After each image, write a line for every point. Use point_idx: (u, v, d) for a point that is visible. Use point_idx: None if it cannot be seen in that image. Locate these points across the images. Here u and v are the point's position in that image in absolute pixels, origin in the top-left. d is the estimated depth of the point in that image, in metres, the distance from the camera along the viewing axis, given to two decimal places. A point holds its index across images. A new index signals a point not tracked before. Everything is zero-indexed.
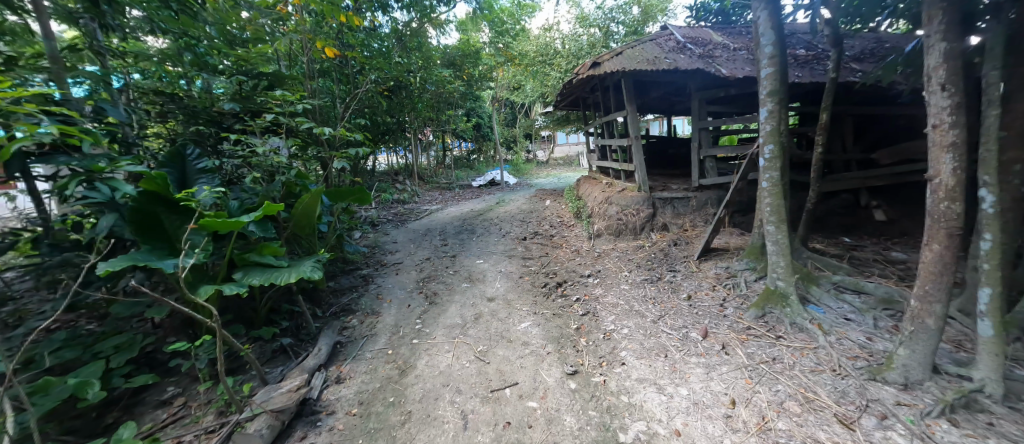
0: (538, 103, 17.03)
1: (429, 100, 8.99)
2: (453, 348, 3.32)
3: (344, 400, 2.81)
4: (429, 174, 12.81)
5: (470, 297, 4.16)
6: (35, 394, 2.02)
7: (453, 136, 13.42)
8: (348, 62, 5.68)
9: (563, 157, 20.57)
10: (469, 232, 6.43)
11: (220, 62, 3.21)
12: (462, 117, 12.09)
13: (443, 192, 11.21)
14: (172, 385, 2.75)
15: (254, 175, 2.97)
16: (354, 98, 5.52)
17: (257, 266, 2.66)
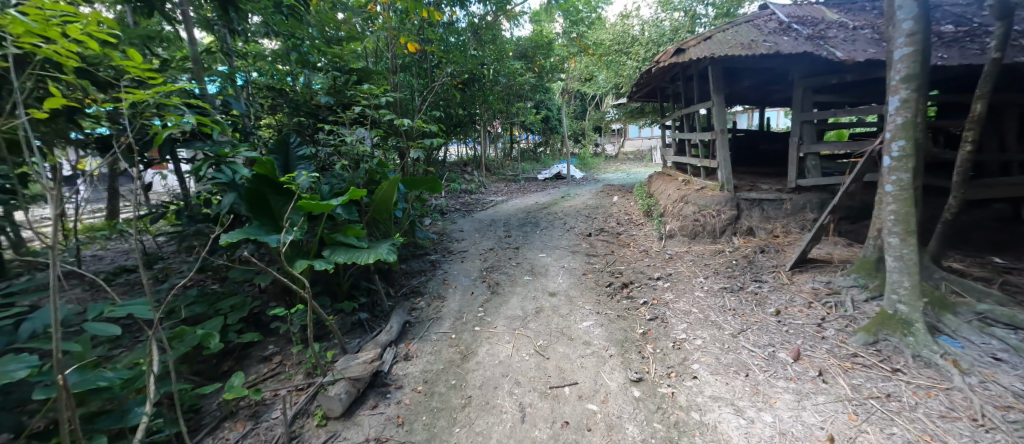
0: (609, 95, 16.52)
1: (501, 93, 9.15)
2: (513, 340, 3.35)
3: (411, 376, 2.99)
4: (496, 166, 13.04)
5: (532, 290, 4.17)
6: (174, 340, 2.46)
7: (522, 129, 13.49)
8: (427, 56, 6.01)
9: (633, 151, 19.78)
10: (534, 225, 6.45)
11: (318, 61, 3.90)
12: (531, 110, 12.14)
13: (508, 184, 11.32)
14: (273, 344, 3.17)
15: (342, 163, 3.31)
16: (430, 90, 5.81)
17: (342, 245, 2.95)
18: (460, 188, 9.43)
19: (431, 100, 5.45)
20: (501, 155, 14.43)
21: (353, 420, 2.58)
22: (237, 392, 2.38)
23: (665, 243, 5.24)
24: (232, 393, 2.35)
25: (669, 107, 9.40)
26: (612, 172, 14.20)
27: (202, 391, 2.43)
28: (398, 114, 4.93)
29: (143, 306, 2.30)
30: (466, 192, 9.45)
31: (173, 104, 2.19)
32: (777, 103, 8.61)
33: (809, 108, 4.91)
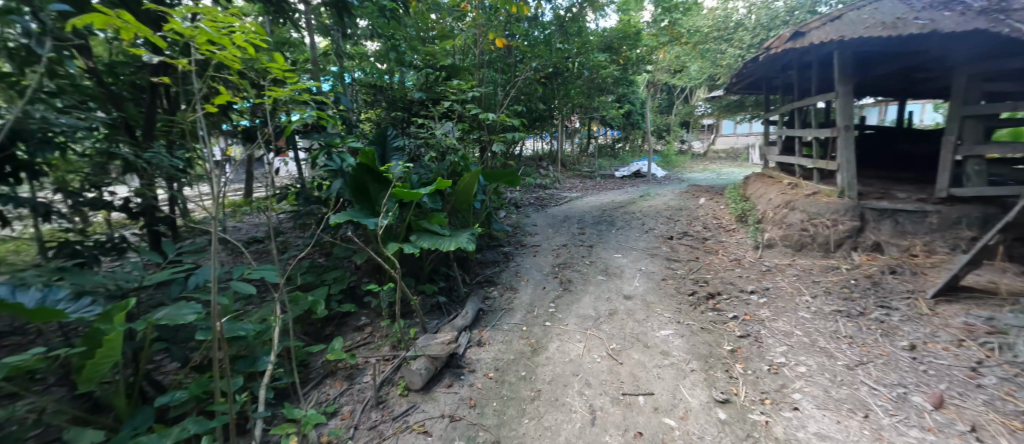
0: (701, 88, 15.34)
1: (584, 86, 8.95)
2: (584, 339, 3.29)
3: (483, 362, 3.12)
4: (571, 162, 12.81)
5: (605, 290, 4.03)
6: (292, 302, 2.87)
7: (603, 124, 13.01)
8: (512, 51, 6.15)
9: (726, 150, 18.14)
10: (611, 223, 6.22)
11: (413, 59, 4.41)
12: (614, 104, 11.68)
13: (584, 181, 11.02)
14: (365, 316, 3.54)
15: (431, 155, 3.58)
16: (513, 84, 5.91)
17: (427, 232, 3.20)
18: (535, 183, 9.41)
19: (514, 95, 5.54)
20: (581, 150, 14.07)
21: (430, 395, 2.78)
22: (337, 355, 2.70)
23: (763, 254, 4.65)
24: (333, 355, 2.68)
25: (777, 99, 8.33)
26: (701, 171, 13.07)
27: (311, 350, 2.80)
28: (482, 109, 5.10)
29: (272, 271, 2.72)
30: (540, 187, 9.41)
31: (304, 98, 2.65)
32: (926, 94, 7.13)
33: (976, 101, 4.02)
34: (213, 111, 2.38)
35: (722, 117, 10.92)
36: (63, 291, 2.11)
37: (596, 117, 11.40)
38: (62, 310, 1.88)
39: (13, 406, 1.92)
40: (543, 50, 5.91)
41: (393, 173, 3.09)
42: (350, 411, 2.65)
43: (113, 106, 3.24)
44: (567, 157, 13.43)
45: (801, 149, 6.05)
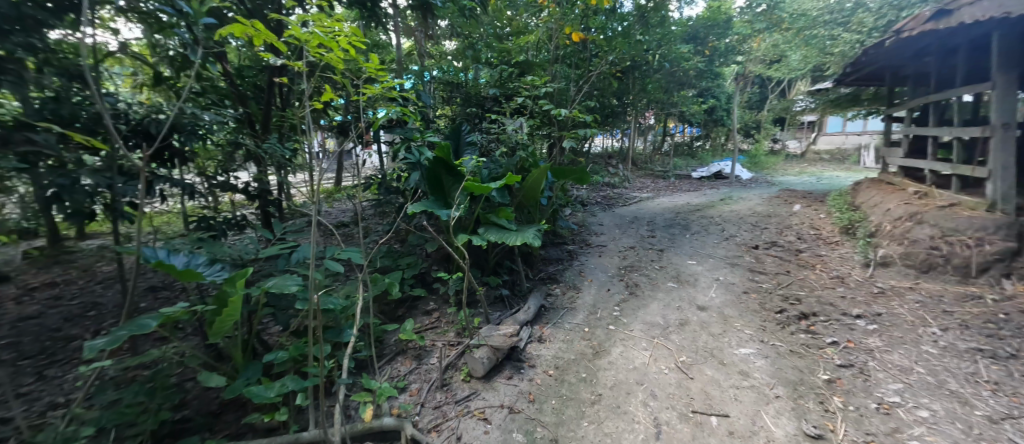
0: (803, 80, 13.70)
1: (662, 79, 8.42)
2: (651, 348, 3.11)
3: (543, 358, 3.11)
4: (643, 161, 12.19)
5: (676, 298, 3.77)
6: (372, 282, 3.09)
7: (683, 120, 12.15)
8: (587, 46, 6.02)
9: (830, 150, 16.03)
10: (685, 226, 5.81)
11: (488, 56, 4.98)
12: (696, 99, 10.84)
13: (656, 181, 10.40)
14: (433, 301, 3.74)
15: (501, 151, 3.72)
16: (585, 79, 5.80)
17: (495, 226, 3.32)
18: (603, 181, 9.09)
19: (587, 89, 5.43)
20: (656, 147, 13.29)
21: (490, 384, 2.84)
22: (408, 336, 2.86)
23: (874, 274, 3.99)
24: (404, 335, 2.85)
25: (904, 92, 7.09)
26: (796, 174, 11.64)
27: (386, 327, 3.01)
28: (553, 104, 5.07)
29: (357, 252, 2.95)
30: (608, 186, 9.07)
31: (394, 95, 2.92)
32: None
33: None
34: (319, 107, 2.56)
35: (828, 113, 9.61)
36: (201, 258, 2.56)
37: (675, 113, 10.70)
38: (200, 273, 2.27)
39: (165, 348, 2.36)
40: (618, 42, 5.72)
41: (465, 167, 3.22)
42: (418, 389, 2.81)
43: (242, 105, 4.09)
44: (639, 155, 12.78)
45: (935, 150, 5.20)
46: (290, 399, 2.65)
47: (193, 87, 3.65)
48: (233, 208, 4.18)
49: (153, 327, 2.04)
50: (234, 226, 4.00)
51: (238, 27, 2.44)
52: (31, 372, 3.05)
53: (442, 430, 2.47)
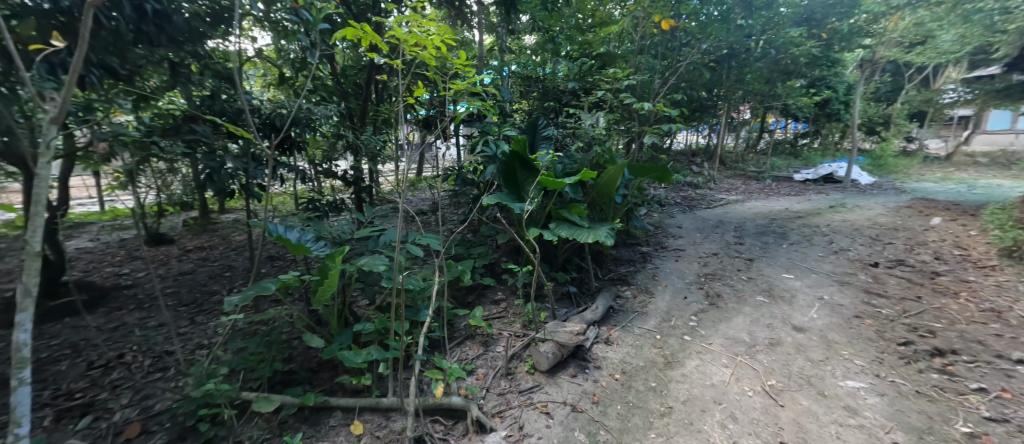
0: (951, 68, 11.48)
1: (770, 70, 7.50)
2: (732, 365, 2.86)
3: (609, 360, 3.03)
4: (734, 160, 11.23)
5: (765, 314, 3.43)
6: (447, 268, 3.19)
7: (786, 115, 10.93)
8: (677, 34, 5.66)
9: (983, 151, 13.30)
10: (780, 235, 5.25)
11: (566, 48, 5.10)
12: (807, 92, 9.61)
13: (748, 182, 9.50)
14: (501, 292, 3.84)
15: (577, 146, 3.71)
16: (673, 70, 5.48)
17: (567, 222, 3.33)
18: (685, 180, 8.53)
19: (674, 81, 5.13)
20: (751, 145, 12.12)
21: (554, 379, 2.84)
22: (477, 321, 2.91)
23: None
24: (473, 321, 2.92)
25: None
26: (933, 180, 9.83)
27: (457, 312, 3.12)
28: (635, 98, 4.87)
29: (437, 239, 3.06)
30: (691, 185, 8.49)
31: (480, 89, 3.02)
32: None
33: None
34: (412, 102, 2.73)
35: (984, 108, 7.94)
36: (309, 234, 2.87)
37: (777, 107, 9.66)
38: (308, 248, 2.56)
39: (278, 310, 2.69)
40: (712, 31, 5.32)
41: (540, 162, 3.27)
42: (484, 374, 2.91)
43: (346, 101, 4.73)
44: (729, 153, 11.77)
45: None
46: (372, 368, 2.87)
47: (308, 86, 4.40)
48: (333, 192, 4.68)
49: (272, 290, 2.34)
50: (333, 209, 4.47)
51: (352, 27, 2.70)
52: (187, 317, 3.71)
53: (505, 417, 2.54)
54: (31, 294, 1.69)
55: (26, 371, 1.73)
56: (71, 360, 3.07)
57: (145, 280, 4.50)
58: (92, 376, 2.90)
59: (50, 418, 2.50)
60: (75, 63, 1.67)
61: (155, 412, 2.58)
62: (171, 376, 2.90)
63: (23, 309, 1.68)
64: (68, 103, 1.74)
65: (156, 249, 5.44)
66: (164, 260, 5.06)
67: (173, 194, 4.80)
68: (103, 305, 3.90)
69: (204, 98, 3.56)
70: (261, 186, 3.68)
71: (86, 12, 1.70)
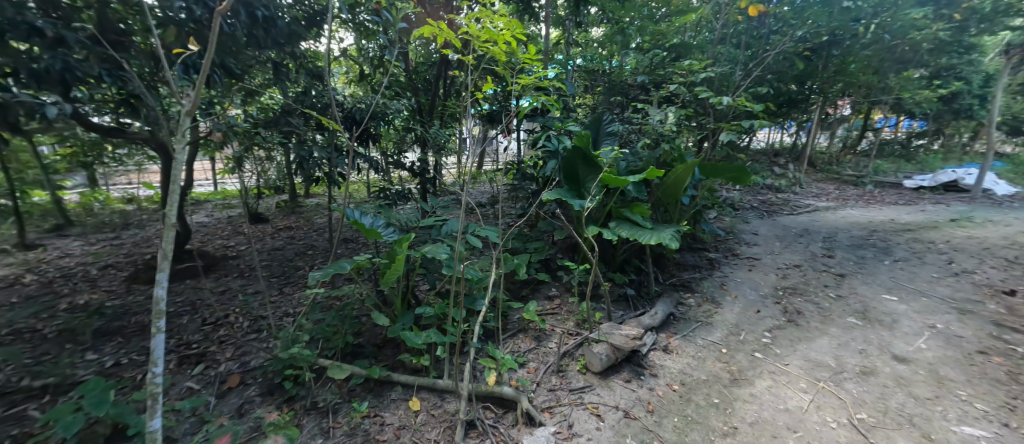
0: None
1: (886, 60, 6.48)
2: (812, 391, 2.58)
3: (667, 369, 2.87)
4: (826, 162, 10.15)
5: (856, 339, 3.06)
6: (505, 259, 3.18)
7: (895, 113, 9.63)
8: (766, 21, 5.17)
9: None
10: (880, 250, 4.64)
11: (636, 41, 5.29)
12: (928, 86, 8.32)
13: (843, 187, 8.55)
14: (555, 288, 3.80)
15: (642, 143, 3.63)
16: (759, 61, 5.02)
17: (628, 221, 3.25)
18: (765, 182, 7.88)
19: (758, 73, 4.70)
20: (848, 145, 10.88)
21: (607, 382, 2.75)
22: (530, 315, 2.88)
23: None
24: (527, 314, 2.89)
25: None
26: None
27: (513, 305, 3.10)
28: (713, 91, 4.56)
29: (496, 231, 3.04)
30: (771, 188, 7.82)
31: (547, 84, 3.03)
32: None
33: None
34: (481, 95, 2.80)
35: None
36: (380, 221, 3.01)
37: (884, 103, 8.55)
38: (379, 232, 2.74)
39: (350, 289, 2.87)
40: (808, 16, 4.80)
41: (604, 159, 3.24)
42: (535, 368, 2.88)
43: (416, 96, 4.90)
44: (821, 154, 10.65)
45: None
46: (430, 350, 2.95)
47: (384, 82, 4.68)
48: (401, 182, 4.89)
49: (347, 269, 2.49)
50: (401, 197, 4.67)
51: (428, 25, 2.87)
52: (278, 286, 4.07)
53: (554, 413, 2.50)
54: (167, 256, 1.59)
55: (161, 318, 1.64)
56: (190, 315, 3.51)
57: (247, 252, 5.03)
58: (204, 330, 3.29)
59: (174, 363, 2.88)
60: (204, 65, 1.54)
61: (250, 366, 2.86)
62: (264, 336, 3.19)
63: (160, 268, 1.60)
64: (200, 96, 1.62)
65: (255, 226, 6.07)
66: (261, 236, 5.62)
67: (267, 178, 5.32)
68: (216, 271, 4.43)
69: (298, 94, 3.96)
70: (341, 174, 3.98)
71: (215, 18, 1.60)
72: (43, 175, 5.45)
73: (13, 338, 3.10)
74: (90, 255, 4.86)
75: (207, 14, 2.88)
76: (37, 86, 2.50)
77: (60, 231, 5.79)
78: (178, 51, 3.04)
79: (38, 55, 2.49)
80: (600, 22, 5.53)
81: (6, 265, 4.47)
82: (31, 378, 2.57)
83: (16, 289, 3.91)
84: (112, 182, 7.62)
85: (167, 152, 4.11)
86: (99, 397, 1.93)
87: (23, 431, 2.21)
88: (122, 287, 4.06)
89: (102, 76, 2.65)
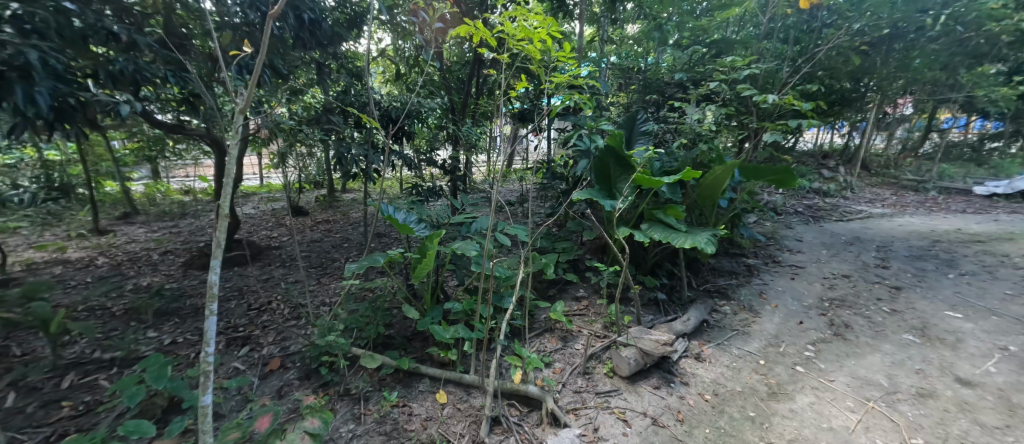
0: None
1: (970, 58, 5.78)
2: (860, 411, 2.42)
3: (699, 378, 2.76)
4: (882, 165, 9.51)
5: (912, 358, 2.84)
6: (533, 258, 3.16)
7: (964, 113, 8.87)
8: (818, 14, 4.87)
9: None
10: (942, 263, 4.29)
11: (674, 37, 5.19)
12: (1006, 84, 7.60)
13: (901, 193, 7.98)
14: (583, 288, 3.74)
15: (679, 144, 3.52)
16: (809, 57, 4.74)
17: (661, 223, 3.17)
18: (812, 185, 7.47)
19: (808, 70, 4.45)
20: (908, 148, 10.12)
21: (635, 387, 2.67)
22: (557, 315, 2.84)
23: None
24: (554, 314, 2.85)
25: None
26: None
27: (540, 304, 3.08)
28: (757, 89, 4.35)
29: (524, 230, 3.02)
30: (818, 192, 7.40)
31: (582, 82, 2.99)
32: None
33: None
34: (514, 94, 2.79)
35: None
36: (413, 216, 3.05)
37: (951, 103, 7.90)
38: (411, 228, 2.78)
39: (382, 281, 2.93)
40: (868, 8, 4.49)
41: (637, 159, 3.17)
42: (561, 369, 2.84)
43: (450, 95, 4.94)
44: (876, 156, 9.97)
45: None
46: (457, 344, 2.96)
47: (419, 81, 4.77)
48: (432, 179, 4.94)
49: (380, 262, 2.53)
50: (432, 194, 4.73)
51: (465, 25, 2.92)
52: (317, 277, 4.20)
53: (579, 415, 2.45)
54: (221, 245, 1.56)
55: (215, 301, 1.63)
56: (238, 300, 3.69)
57: (289, 243, 5.23)
58: (250, 315, 3.44)
59: (222, 344, 3.04)
60: (256, 66, 1.49)
61: (291, 351, 2.96)
62: (304, 323, 3.30)
63: (215, 255, 1.57)
64: (253, 97, 1.58)
65: (296, 219, 6.32)
66: (302, 228, 5.83)
67: (308, 172, 5.52)
68: (261, 259, 4.63)
69: (338, 93, 4.07)
70: (376, 170, 4.08)
71: (267, 20, 1.56)
72: (113, 167, 5.91)
73: (86, 314, 3.36)
74: (152, 240, 5.20)
75: (260, 18, 3.02)
76: (113, 86, 2.68)
77: (126, 219, 6.25)
78: (234, 53, 3.18)
79: (114, 57, 2.69)
80: (636, 19, 5.41)
81: (80, 248, 4.88)
82: (102, 352, 2.87)
83: (89, 270, 4.22)
84: (171, 174, 8.15)
85: (221, 147, 4.29)
86: (158, 372, 2.03)
87: (94, 398, 2.47)
88: (178, 271, 4.29)
89: (167, 77, 2.83)
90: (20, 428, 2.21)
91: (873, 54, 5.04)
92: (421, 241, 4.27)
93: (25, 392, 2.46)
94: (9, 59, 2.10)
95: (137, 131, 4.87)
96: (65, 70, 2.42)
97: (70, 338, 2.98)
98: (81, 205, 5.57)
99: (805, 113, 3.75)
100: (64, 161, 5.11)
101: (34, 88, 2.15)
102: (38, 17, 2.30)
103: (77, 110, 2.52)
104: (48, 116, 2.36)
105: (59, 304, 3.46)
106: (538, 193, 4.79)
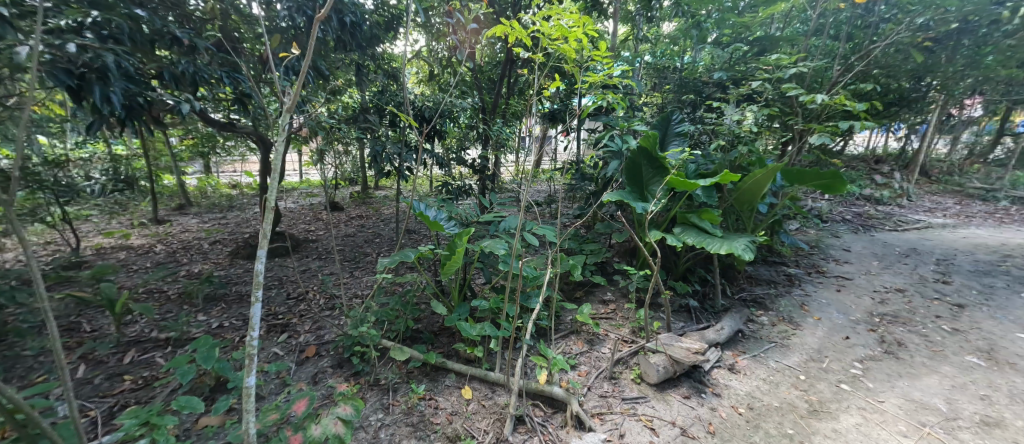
0: None
1: None
2: (913, 436, 2.25)
3: (733, 390, 2.65)
4: (943, 171, 8.86)
5: (976, 384, 2.61)
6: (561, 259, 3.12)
7: None
8: (877, 7, 4.59)
9: None
10: (1014, 279, 3.93)
11: (712, 38, 5.11)
12: None
13: (967, 202, 7.39)
14: (611, 292, 3.67)
15: (716, 144, 3.43)
16: (865, 56, 4.48)
17: (695, 228, 3.08)
18: (861, 191, 7.04)
19: (861, 68, 4.21)
20: (975, 153, 9.34)
21: (663, 395, 2.60)
22: (583, 318, 2.77)
23: None
24: (580, 316, 2.77)
25: None
26: None
27: (567, 305, 3.03)
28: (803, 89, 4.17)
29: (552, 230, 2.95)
30: (870, 199, 6.97)
31: (616, 80, 2.95)
32: None
33: None
34: (547, 93, 2.78)
35: None
36: (442, 214, 3.07)
37: None
38: (441, 226, 2.80)
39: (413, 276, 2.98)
40: (933, 1, 4.19)
41: (671, 161, 3.09)
42: (587, 372, 2.79)
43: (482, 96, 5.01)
44: (938, 161, 9.26)
45: None
46: (483, 342, 2.97)
47: (453, 82, 4.86)
48: (462, 178, 5.00)
49: (411, 258, 2.54)
50: (462, 193, 4.80)
51: (502, 25, 2.96)
52: (350, 270, 4.32)
53: (605, 420, 2.40)
54: (267, 236, 1.57)
55: (260, 288, 1.64)
56: (278, 289, 3.86)
57: (325, 236, 5.43)
58: (289, 303, 3.58)
59: (263, 330, 3.17)
60: (303, 67, 1.46)
61: (325, 339, 3.06)
62: (338, 314, 3.40)
63: (261, 246, 1.59)
64: (298, 97, 1.54)
65: (333, 214, 6.55)
66: (338, 223, 6.04)
67: (345, 170, 5.69)
68: (298, 252, 4.80)
69: (375, 92, 4.12)
70: (409, 169, 4.08)
71: (313, 23, 1.52)
72: (171, 162, 6.33)
73: (145, 296, 3.59)
74: (203, 230, 5.48)
75: (306, 21, 3.12)
76: (175, 86, 2.83)
77: (181, 210, 6.67)
78: (283, 55, 3.33)
79: (176, 60, 2.85)
80: (673, 17, 5.30)
81: (141, 236, 5.23)
82: (159, 331, 3.04)
83: (148, 256, 4.52)
84: (221, 168, 8.63)
85: (266, 145, 4.49)
86: (207, 352, 2.15)
87: (152, 374, 2.62)
88: (225, 260, 4.52)
89: (222, 77, 2.99)
90: (89, 397, 2.40)
91: (937, 50, 4.71)
92: (450, 240, 4.34)
93: (94, 365, 2.67)
94: (89, 62, 2.27)
95: (193, 128, 5.19)
96: (135, 72, 2.59)
97: (131, 318, 3.19)
98: (144, 196, 5.96)
99: (855, 114, 3.55)
100: (131, 156, 5.49)
101: (109, 88, 2.29)
102: (113, 24, 2.49)
103: (144, 108, 2.65)
104: (120, 114, 2.51)
105: (123, 286, 3.74)
106: (567, 194, 4.78)
